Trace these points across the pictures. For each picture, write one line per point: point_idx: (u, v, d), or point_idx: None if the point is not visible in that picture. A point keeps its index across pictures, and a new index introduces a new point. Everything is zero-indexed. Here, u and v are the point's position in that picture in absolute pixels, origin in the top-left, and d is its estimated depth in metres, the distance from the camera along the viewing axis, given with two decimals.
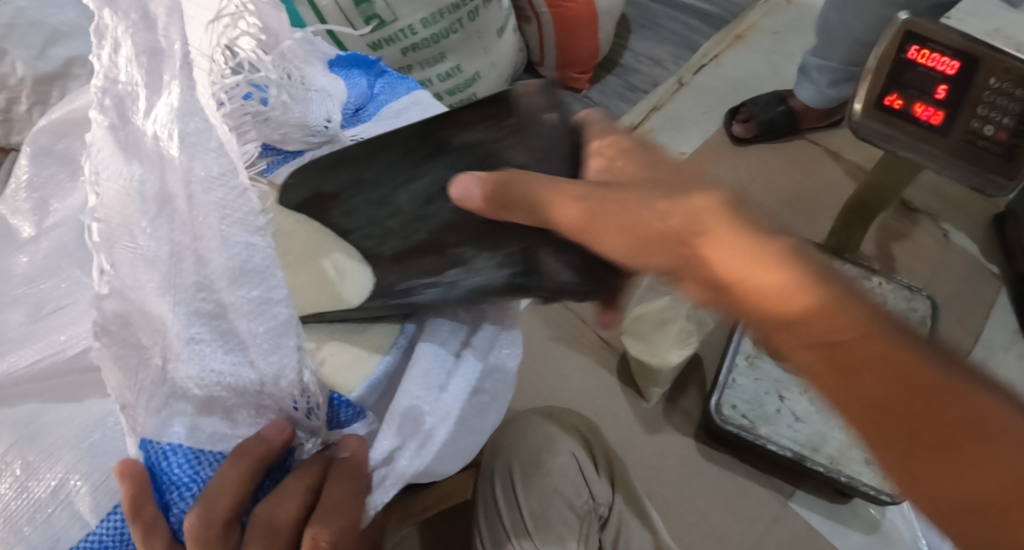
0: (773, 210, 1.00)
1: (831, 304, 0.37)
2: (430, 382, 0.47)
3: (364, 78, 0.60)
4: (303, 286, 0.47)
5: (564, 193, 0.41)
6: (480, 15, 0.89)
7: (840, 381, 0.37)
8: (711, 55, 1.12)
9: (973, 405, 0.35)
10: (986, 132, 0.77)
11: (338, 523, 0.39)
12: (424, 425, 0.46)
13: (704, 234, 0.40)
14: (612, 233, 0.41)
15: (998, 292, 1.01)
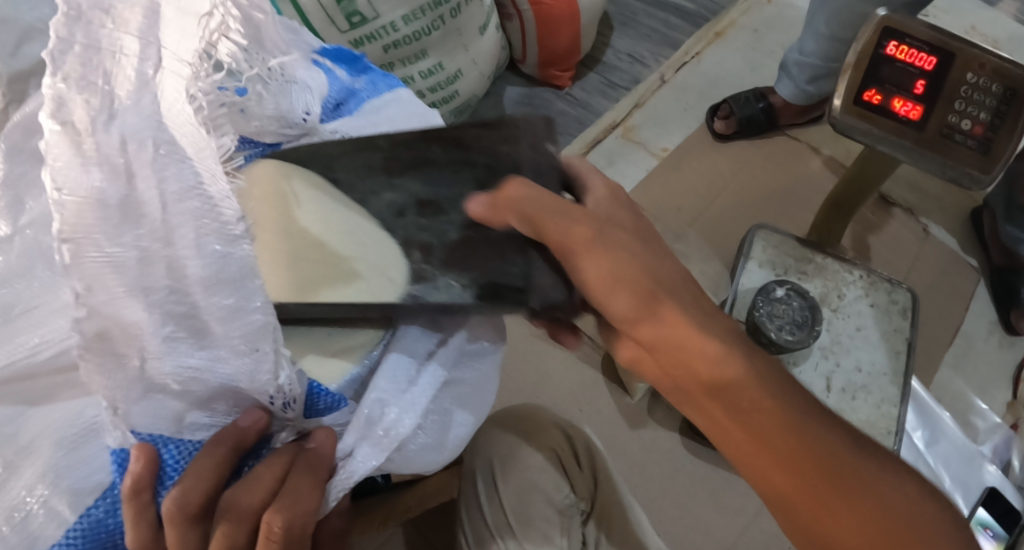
0: (752, 205, 1.01)
1: (751, 371, 0.45)
2: (396, 378, 0.46)
3: (347, 73, 0.59)
4: (285, 273, 0.46)
5: (573, 233, 0.46)
6: (461, 12, 0.89)
7: (751, 431, 0.45)
8: (693, 52, 1.12)
9: (853, 466, 0.44)
10: (963, 126, 0.78)
11: (297, 509, 0.41)
12: (392, 421, 0.45)
13: (660, 301, 0.46)
14: (593, 265, 0.46)
15: (976, 283, 1.02)
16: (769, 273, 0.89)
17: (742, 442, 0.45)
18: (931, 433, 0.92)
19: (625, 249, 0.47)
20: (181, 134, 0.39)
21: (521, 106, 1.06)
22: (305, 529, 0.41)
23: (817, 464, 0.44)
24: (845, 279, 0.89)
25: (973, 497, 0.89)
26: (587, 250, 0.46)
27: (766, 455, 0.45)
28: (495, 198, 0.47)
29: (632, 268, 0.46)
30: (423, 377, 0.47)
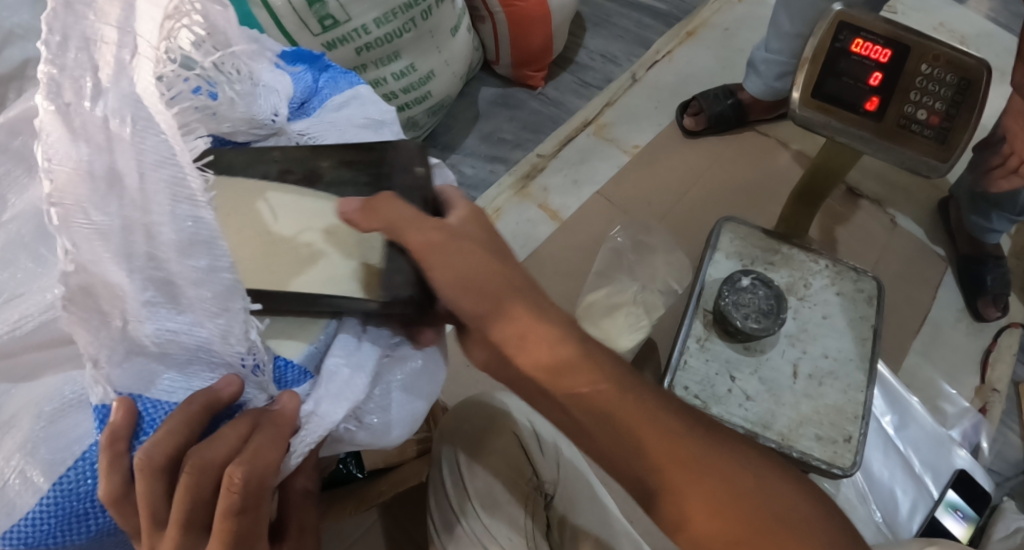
0: (722, 199, 1.03)
1: (578, 360, 0.50)
2: (343, 349, 0.48)
3: (308, 72, 0.61)
4: (248, 264, 0.48)
5: (424, 239, 0.48)
6: (432, 14, 0.91)
7: (593, 421, 0.49)
8: (664, 51, 1.15)
9: (684, 442, 0.48)
10: (919, 117, 0.81)
11: (256, 464, 0.42)
12: (348, 381, 0.47)
13: (506, 299, 0.50)
14: (444, 269, 0.49)
15: (943, 273, 1.04)
16: (735, 264, 0.90)
17: (589, 436, 0.50)
18: (901, 418, 0.94)
19: (474, 254, 0.49)
20: (157, 113, 0.39)
21: (496, 105, 1.08)
22: (264, 483, 0.42)
23: (649, 430, 0.48)
24: (812, 269, 0.91)
25: (943, 480, 0.91)
26: (438, 254, 0.48)
27: (610, 446, 0.49)
28: (361, 205, 0.48)
29: (478, 270, 0.49)
30: (369, 348, 0.49)
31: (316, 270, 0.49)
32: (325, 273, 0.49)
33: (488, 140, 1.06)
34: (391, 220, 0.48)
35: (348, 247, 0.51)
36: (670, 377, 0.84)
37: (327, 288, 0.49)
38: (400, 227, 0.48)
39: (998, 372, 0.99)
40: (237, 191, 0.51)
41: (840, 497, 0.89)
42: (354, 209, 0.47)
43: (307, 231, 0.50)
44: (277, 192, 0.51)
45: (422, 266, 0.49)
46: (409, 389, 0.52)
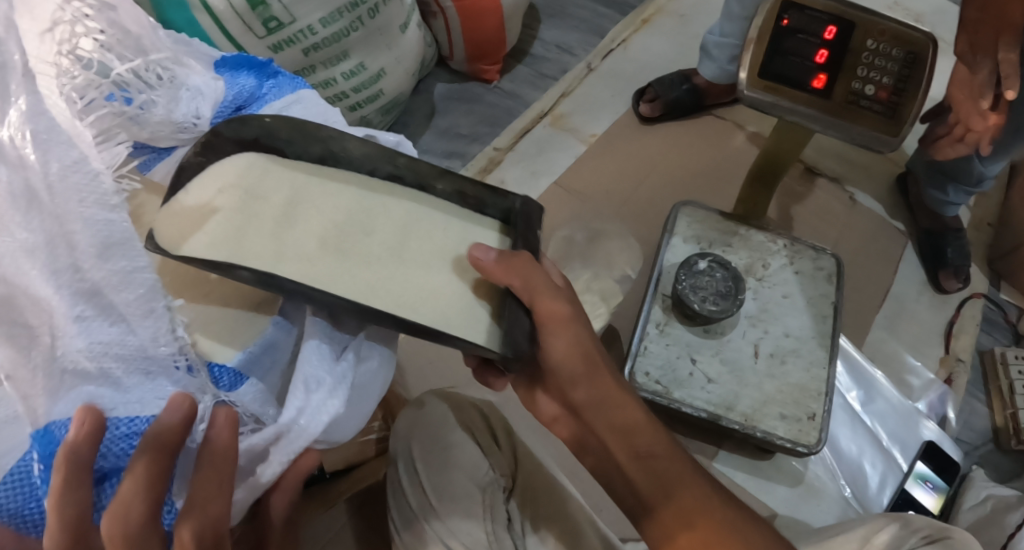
0: (680, 185, 1.02)
1: (645, 426, 0.57)
2: (316, 362, 0.49)
3: (251, 79, 0.58)
4: (184, 234, 0.51)
5: (551, 307, 0.55)
6: (379, 12, 0.90)
7: (649, 483, 0.55)
8: (620, 40, 1.14)
9: (723, 521, 0.53)
10: (868, 92, 0.81)
11: (205, 516, 0.43)
12: (325, 388, 0.48)
13: (598, 368, 0.58)
14: (558, 335, 0.56)
15: (905, 247, 1.04)
16: (693, 248, 0.90)
17: (640, 493, 0.55)
18: (867, 392, 0.95)
19: (580, 330, 0.57)
20: (58, 117, 0.45)
21: (452, 100, 1.08)
22: (217, 529, 0.43)
23: (692, 504, 0.53)
24: (769, 249, 0.91)
25: (912, 452, 0.93)
26: (558, 323, 0.56)
27: (658, 509, 0.54)
28: (495, 256, 0.54)
29: (580, 341, 0.57)
30: (342, 368, 0.50)
31: (250, 248, 0.52)
32: (370, 287, 0.53)
33: (444, 136, 1.05)
34: (527, 279, 0.54)
35: (277, 205, 0.55)
36: (630, 363, 0.83)
37: (254, 263, 0.52)
38: (533, 288, 0.55)
39: (962, 342, 0.99)
40: (219, 172, 0.55)
41: (809, 474, 0.91)
42: (492, 259, 0.54)
43: (229, 197, 0.54)
44: (202, 179, 0.54)
45: (541, 325, 0.56)
46: (364, 387, 0.53)
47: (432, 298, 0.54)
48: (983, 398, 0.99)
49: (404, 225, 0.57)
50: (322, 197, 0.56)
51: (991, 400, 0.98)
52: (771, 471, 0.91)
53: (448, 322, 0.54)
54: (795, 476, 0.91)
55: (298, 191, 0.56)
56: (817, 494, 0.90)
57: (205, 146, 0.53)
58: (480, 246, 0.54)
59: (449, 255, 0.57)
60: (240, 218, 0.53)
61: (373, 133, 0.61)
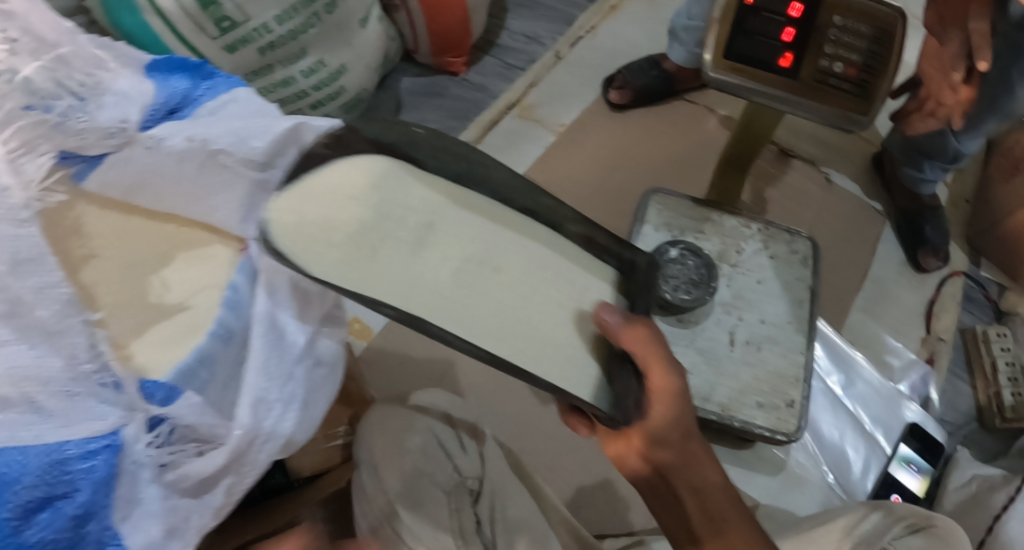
0: (652, 173, 1.00)
1: (729, 506, 0.57)
2: (272, 377, 0.50)
3: (185, 80, 0.57)
4: (312, 239, 0.50)
5: (663, 381, 0.56)
6: (337, 7, 0.89)
7: None
8: (587, 27, 1.12)
9: None
10: (836, 70, 0.79)
11: None
12: (273, 411, 0.49)
13: (692, 441, 0.58)
14: (661, 408, 0.56)
15: (882, 228, 1.03)
16: (665, 235, 0.88)
17: None
18: (847, 376, 0.93)
19: (683, 406, 0.57)
20: None
21: (418, 94, 1.06)
22: None
23: None
24: (743, 234, 0.90)
25: (895, 435, 0.92)
26: (665, 397, 0.56)
27: None
28: (622, 321, 0.55)
29: (682, 416, 0.57)
30: (300, 372, 0.52)
31: (375, 262, 0.51)
32: (478, 324, 0.51)
33: None
34: (647, 350, 0.55)
35: (410, 223, 0.53)
36: None
37: (393, 291, 0.50)
38: (653, 360, 0.55)
39: (943, 321, 0.98)
40: (348, 170, 0.52)
41: (790, 461, 0.90)
42: (614, 319, 0.55)
43: (355, 206, 0.52)
44: (333, 178, 0.52)
45: (650, 394, 0.57)
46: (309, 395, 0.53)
47: (538, 341, 0.53)
48: (965, 377, 0.98)
49: (527, 269, 0.56)
50: (459, 224, 0.54)
51: (973, 379, 0.97)
52: (751, 460, 0.90)
53: (546, 371, 0.52)
54: (776, 464, 0.90)
55: (433, 208, 0.54)
56: (800, 481, 0.89)
57: (335, 140, 0.53)
58: (605, 306, 0.55)
59: (567, 307, 0.56)
60: (374, 233, 0.52)
61: (303, 119, 0.55)
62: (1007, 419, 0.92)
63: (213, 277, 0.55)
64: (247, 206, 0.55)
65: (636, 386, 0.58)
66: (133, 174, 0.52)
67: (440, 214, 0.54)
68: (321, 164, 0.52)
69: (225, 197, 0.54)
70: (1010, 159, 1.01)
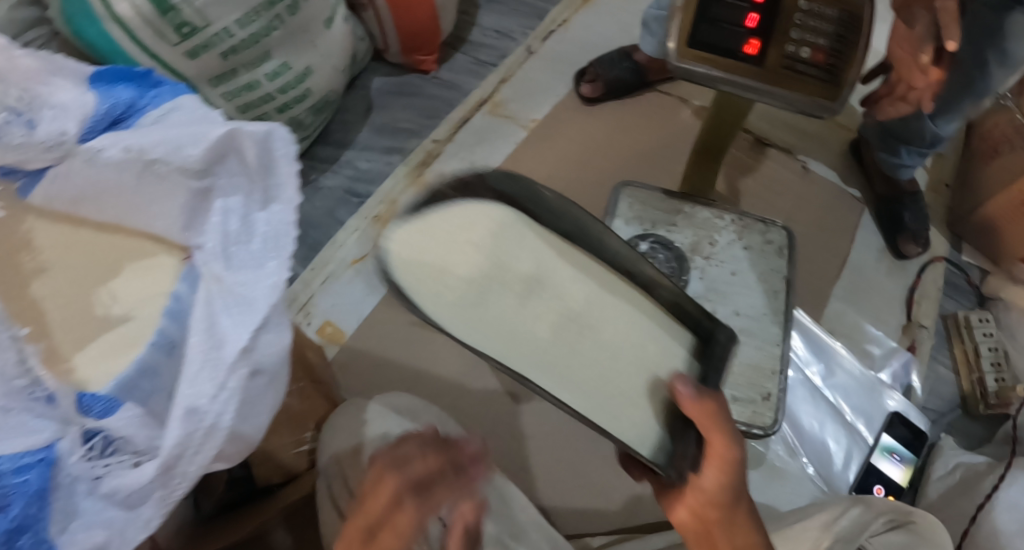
0: (626, 166, 0.99)
1: None
2: (202, 389, 0.48)
3: (129, 90, 0.56)
4: (421, 277, 0.53)
5: (718, 451, 0.54)
6: (300, 9, 0.88)
7: None
8: (560, 21, 1.10)
9: None
10: (803, 55, 0.77)
11: None
12: (205, 420, 0.48)
13: (737, 514, 0.56)
14: (710, 474, 0.55)
15: (861, 215, 1.01)
16: (636, 230, 0.87)
17: None
18: (826, 366, 0.92)
19: (732, 478, 0.55)
20: None
21: (389, 94, 1.05)
22: None
23: None
24: (716, 226, 0.89)
25: (876, 425, 0.90)
26: (716, 464, 0.55)
27: None
28: (693, 393, 0.54)
29: (730, 486, 0.55)
30: (233, 382, 0.49)
31: (479, 303, 0.54)
32: (562, 377, 0.54)
33: (382, 132, 1.02)
34: (714, 420, 0.54)
35: (520, 270, 0.56)
36: None
37: (488, 336, 0.53)
38: (718, 430, 0.54)
39: (924, 308, 0.97)
40: (467, 216, 0.55)
41: (770, 455, 0.89)
42: (691, 393, 0.54)
43: (465, 250, 0.54)
44: (449, 215, 0.54)
45: (704, 457, 0.56)
46: (254, 401, 0.51)
47: (616, 397, 0.55)
48: (948, 363, 0.97)
49: (611, 330, 0.57)
50: (565, 279, 0.57)
51: (956, 365, 0.96)
52: None
53: (616, 429, 0.54)
54: (756, 458, 0.88)
55: (541, 261, 0.57)
56: (780, 474, 0.88)
57: (461, 183, 0.55)
58: (681, 377, 0.55)
59: (649, 372, 0.57)
60: (483, 279, 0.54)
61: (235, 124, 0.53)
62: (990, 404, 0.92)
63: (158, 286, 0.56)
64: (187, 214, 0.55)
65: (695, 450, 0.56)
66: (74, 188, 0.54)
67: (546, 267, 0.57)
68: (445, 203, 0.54)
69: (165, 206, 0.55)
70: (990, 142, 1.00)
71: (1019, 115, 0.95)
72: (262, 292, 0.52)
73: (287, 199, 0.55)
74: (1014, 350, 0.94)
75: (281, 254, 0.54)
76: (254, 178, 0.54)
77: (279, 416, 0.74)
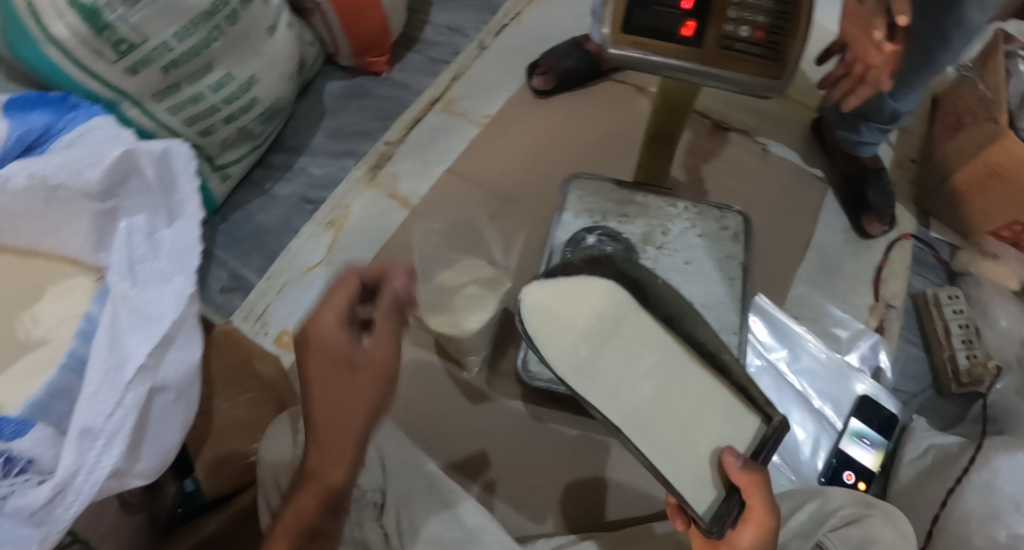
0: (582, 157, 0.98)
1: None
2: (99, 408, 0.51)
3: (45, 115, 0.61)
4: (542, 324, 0.65)
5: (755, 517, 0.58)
6: (240, 17, 0.87)
7: None
8: (512, 14, 1.09)
9: None
10: (742, 34, 0.75)
11: (331, 363, 0.60)
12: (99, 440, 0.50)
13: None
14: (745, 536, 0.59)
15: (824, 195, 0.99)
16: (586, 222, 0.86)
17: None
18: (792, 351, 0.90)
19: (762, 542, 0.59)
20: None
21: (342, 98, 1.04)
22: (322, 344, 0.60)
23: None
24: (669, 214, 0.87)
25: (845, 410, 0.89)
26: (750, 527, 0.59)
27: None
28: (741, 465, 0.57)
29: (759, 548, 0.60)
30: (130, 399, 0.52)
31: (585, 352, 0.64)
32: (646, 428, 0.61)
33: (336, 136, 1.01)
34: (760, 491, 0.57)
35: (626, 333, 0.65)
36: (522, 354, 0.79)
37: (583, 376, 0.63)
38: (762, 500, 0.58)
39: (891, 287, 0.95)
40: (586, 288, 0.67)
41: None
42: (736, 466, 0.57)
43: (581, 312, 0.66)
44: (584, 285, 0.67)
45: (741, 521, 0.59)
46: (158, 419, 0.55)
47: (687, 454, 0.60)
48: (918, 341, 0.95)
49: (703, 400, 0.62)
50: (668, 349, 0.65)
51: (928, 344, 0.94)
52: None
53: (675, 474, 0.59)
54: None
55: (638, 332, 0.65)
56: None
57: (591, 264, 0.69)
58: (730, 450, 0.58)
59: (713, 443, 0.60)
60: (595, 337, 0.65)
61: (133, 144, 0.58)
62: (962, 383, 0.89)
63: (72, 308, 0.58)
64: (96, 235, 0.58)
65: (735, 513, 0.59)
66: None
67: (646, 334, 0.65)
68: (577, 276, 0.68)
69: (73, 229, 0.58)
70: (953, 115, 0.99)
71: (982, 86, 0.93)
72: (162, 310, 0.56)
73: (190, 214, 0.60)
74: (985, 326, 0.92)
75: (183, 274, 0.58)
76: (155, 195, 0.59)
77: (228, 426, 0.76)
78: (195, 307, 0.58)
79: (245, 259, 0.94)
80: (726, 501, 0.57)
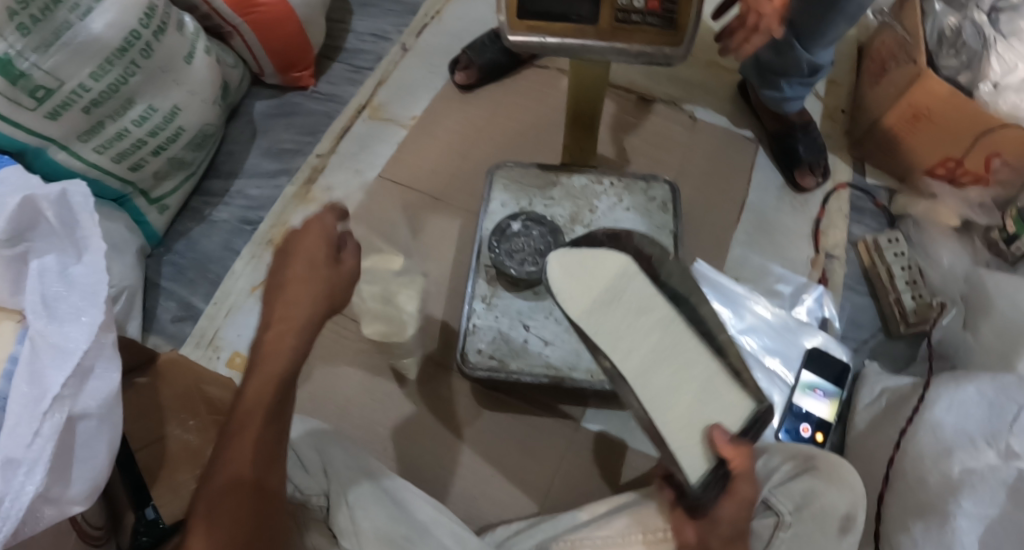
0: (511, 145, 0.99)
1: None
2: (18, 439, 0.51)
3: None
4: (570, 286, 0.64)
5: (740, 484, 0.58)
6: (154, 50, 0.86)
7: None
8: (432, 13, 1.11)
9: None
10: (636, 4, 0.70)
11: (315, 253, 0.64)
12: (19, 468, 0.50)
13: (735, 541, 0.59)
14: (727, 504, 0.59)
15: (755, 153, 1.01)
16: (513, 209, 0.86)
17: None
18: (736, 312, 0.90)
19: (739, 509, 0.59)
20: None
21: (272, 116, 1.05)
22: (325, 235, 0.65)
23: None
24: (595, 192, 0.88)
25: (795, 364, 0.88)
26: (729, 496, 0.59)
27: None
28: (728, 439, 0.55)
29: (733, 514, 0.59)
30: (48, 428, 0.52)
31: (605, 318, 0.62)
32: (656, 403, 0.59)
33: (270, 154, 1.03)
34: (742, 463, 0.55)
35: (642, 305, 0.62)
36: (461, 345, 0.80)
37: (604, 338, 0.61)
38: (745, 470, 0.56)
39: (831, 238, 0.97)
40: (602, 256, 0.65)
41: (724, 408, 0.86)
42: (726, 440, 0.55)
43: (600, 280, 0.64)
44: (615, 259, 0.64)
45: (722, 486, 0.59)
46: (84, 444, 0.55)
47: (683, 428, 0.58)
48: (864, 289, 0.95)
49: (707, 382, 0.59)
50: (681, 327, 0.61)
51: (875, 289, 0.94)
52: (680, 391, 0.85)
53: (676, 441, 0.58)
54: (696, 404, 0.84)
55: (649, 305, 0.62)
56: None
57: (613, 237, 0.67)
58: (720, 426, 0.55)
59: (709, 420, 0.58)
60: (609, 302, 0.63)
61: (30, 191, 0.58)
62: (910, 323, 0.90)
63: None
64: (10, 280, 0.58)
65: (721, 481, 0.58)
66: None
67: (657, 309, 0.62)
68: (597, 246, 0.66)
69: None
70: (876, 61, 0.99)
71: (899, 28, 0.93)
72: (78, 340, 0.55)
73: (96, 249, 0.59)
74: (927, 265, 0.92)
75: (95, 309, 0.57)
76: (61, 237, 0.59)
77: (179, 454, 0.76)
78: (111, 336, 0.57)
79: (192, 287, 0.96)
80: (715, 471, 0.57)
